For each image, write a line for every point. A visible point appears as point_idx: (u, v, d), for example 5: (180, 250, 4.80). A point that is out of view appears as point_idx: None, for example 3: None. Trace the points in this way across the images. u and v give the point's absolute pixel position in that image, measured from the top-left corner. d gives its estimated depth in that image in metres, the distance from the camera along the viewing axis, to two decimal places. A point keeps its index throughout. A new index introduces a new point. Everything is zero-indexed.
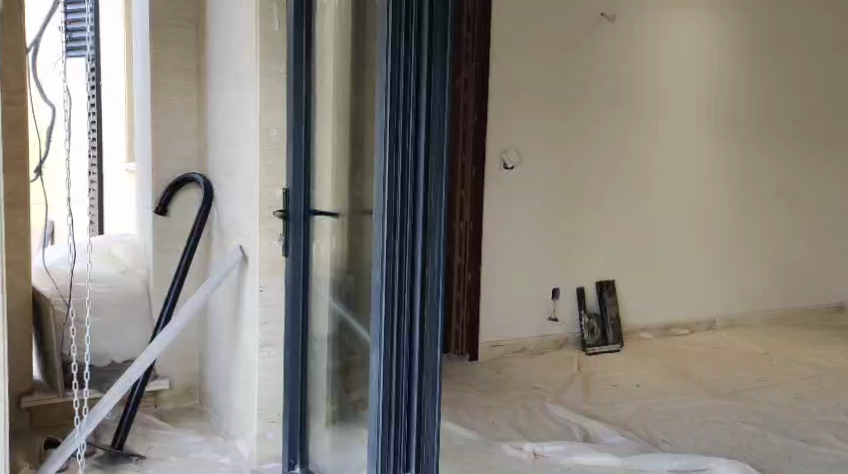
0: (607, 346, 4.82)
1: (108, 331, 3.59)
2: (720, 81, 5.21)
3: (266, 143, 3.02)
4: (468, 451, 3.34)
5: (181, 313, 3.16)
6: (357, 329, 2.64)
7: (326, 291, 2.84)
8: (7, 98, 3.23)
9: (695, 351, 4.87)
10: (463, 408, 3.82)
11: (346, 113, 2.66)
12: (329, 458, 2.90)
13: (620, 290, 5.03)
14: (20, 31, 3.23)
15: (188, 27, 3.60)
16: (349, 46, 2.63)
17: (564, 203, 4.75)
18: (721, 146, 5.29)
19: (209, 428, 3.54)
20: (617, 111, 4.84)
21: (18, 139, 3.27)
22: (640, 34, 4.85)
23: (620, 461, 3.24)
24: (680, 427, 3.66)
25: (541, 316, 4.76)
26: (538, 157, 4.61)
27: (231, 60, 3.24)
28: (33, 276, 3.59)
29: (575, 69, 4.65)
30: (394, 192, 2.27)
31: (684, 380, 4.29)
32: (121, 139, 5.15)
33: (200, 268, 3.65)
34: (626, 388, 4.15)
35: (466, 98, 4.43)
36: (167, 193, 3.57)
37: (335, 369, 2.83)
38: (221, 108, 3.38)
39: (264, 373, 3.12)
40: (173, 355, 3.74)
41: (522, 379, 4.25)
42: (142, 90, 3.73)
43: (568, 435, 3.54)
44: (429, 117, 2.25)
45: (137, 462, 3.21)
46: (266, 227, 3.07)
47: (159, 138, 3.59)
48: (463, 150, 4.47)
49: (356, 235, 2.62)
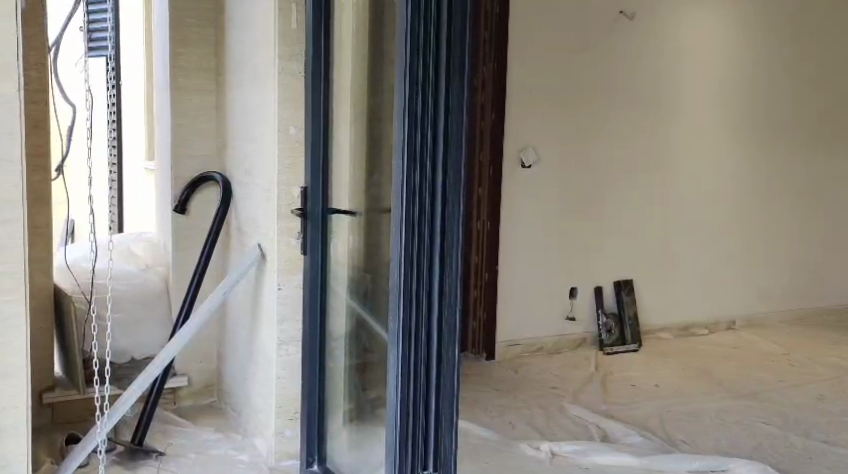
0: (625, 346, 4.80)
1: (129, 328, 3.62)
2: (739, 80, 5.18)
3: (285, 141, 3.03)
4: (486, 450, 3.34)
5: (199, 311, 3.17)
6: (375, 329, 2.64)
7: (343, 290, 2.85)
8: (29, 98, 3.26)
9: (714, 351, 4.85)
10: (481, 407, 3.81)
11: (362, 113, 2.67)
12: (345, 457, 2.91)
13: (639, 290, 5.02)
14: (41, 31, 3.26)
15: (208, 26, 3.62)
16: (367, 45, 2.64)
17: (583, 202, 4.74)
18: (740, 145, 5.26)
19: (228, 425, 3.56)
20: (636, 110, 4.83)
21: (39, 139, 3.30)
22: (659, 31, 4.83)
23: (638, 461, 3.23)
24: (701, 427, 3.64)
25: (559, 315, 4.76)
26: (556, 156, 4.60)
27: (250, 60, 3.25)
28: (55, 274, 3.62)
29: (594, 67, 4.64)
30: (412, 192, 2.27)
31: (704, 380, 4.28)
32: (141, 139, 5.19)
33: (218, 266, 3.67)
34: (645, 388, 4.14)
35: (483, 97, 4.41)
36: (186, 192, 3.58)
37: (352, 367, 2.83)
38: (240, 107, 3.40)
39: (282, 371, 3.14)
40: (191, 352, 3.75)
41: (540, 378, 4.24)
42: (163, 89, 3.75)
43: (587, 435, 3.53)
44: (448, 116, 2.25)
45: (157, 458, 3.23)
46: (285, 225, 3.08)
47: (179, 137, 3.61)
48: (481, 149, 4.46)
49: (374, 233, 2.63)
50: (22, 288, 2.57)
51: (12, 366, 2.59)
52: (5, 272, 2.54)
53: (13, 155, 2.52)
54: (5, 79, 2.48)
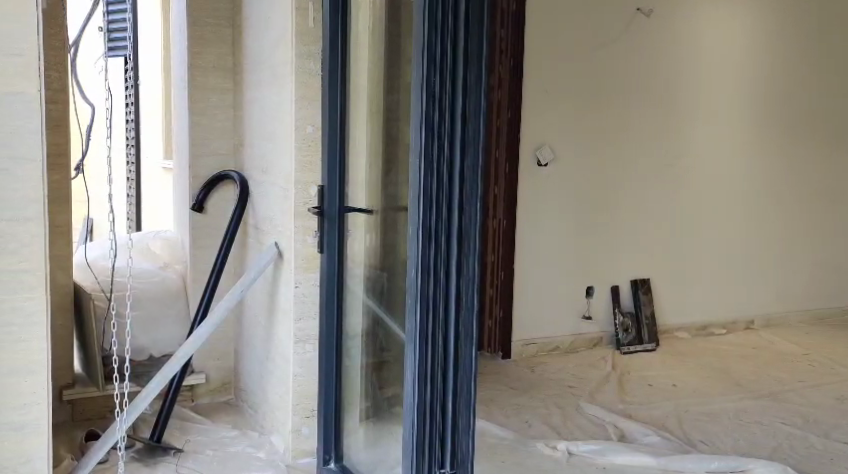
0: (642, 346, 4.78)
1: (148, 325, 3.65)
2: (757, 78, 5.15)
3: (302, 140, 3.04)
4: (502, 450, 3.33)
5: (217, 308, 3.19)
6: (392, 328, 2.64)
7: (360, 288, 2.85)
8: (50, 98, 3.28)
9: (731, 350, 4.83)
10: (497, 406, 3.81)
11: (379, 112, 2.67)
12: (362, 456, 2.91)
13: (656, 289, 5.00)
14: (62, 30, 3.29)
15: (225, 25, 3.63)
16: (383, 44, 2.64)
17: (600, 201, 4.73)
18: (758, 143, 5.23)
19: (245, 422, 3.58)
20: (653, 108, 4.81)
21: (59, 138, 3.32)
22: (676, 29, 4.81)
23: (656, 461, 3.22)
24: (719, 427, 3.63)
25: (575, 315, 4.75)
26: (573, 154, 4.60)
27: (267, 60, 3.27)
28: (75, 271, 3.64)
29: (611, 65, 4.63)
30: (430, 191, 2.27)
31: (721, 380, 4.26)
32: (158, 138, 5.21)
33: (236, 264, 3.68)
34: (662, 387, 4.13)
35: (499, 95, 4.41)
36: (203, 191, 3.60)
37: (369, 365, 2.83)
38: (257, 106, 3.41)
39: (299, 369, 3.15)
40: (209, 350, 3.78)
41: (556, 377, 4.23)
42: (181, 88, 3.76)
43: (604, 434, 3.52)
44: (465, 114, 2.25)
45: (175, 455, 3.25)
46: (303, 223, 3.10)
47: (197, 136, 3.63)
48: (497, 145, 4.44)
49: (390, 231, 2.64)
50: (44, 286, 2.60)
51: (35, 363, 2.61)
52: (27, 270, 2.57)
53: (35, 154, 2.54)
54: (26, 78, 2.51)
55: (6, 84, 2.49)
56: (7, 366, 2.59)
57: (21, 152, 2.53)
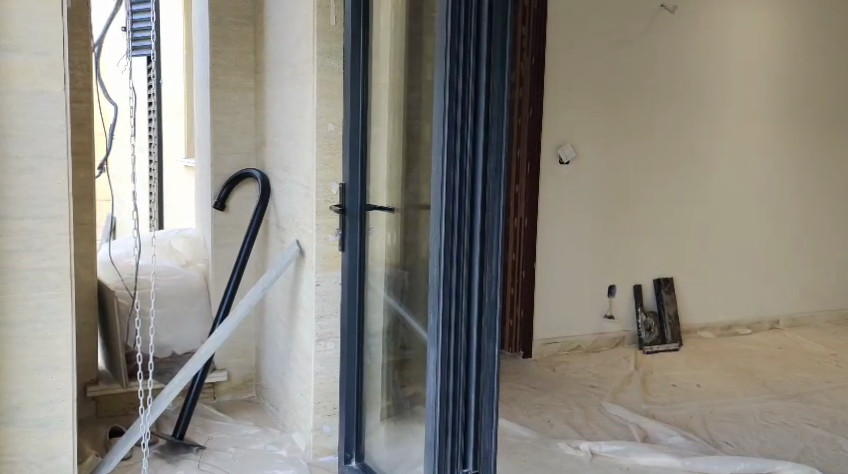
0: (665, 346, 4.75)
1: (171, 324, 3.67)
2: (781, 76, 5.09)
3: (323, 138, 3.04)
4: (525, 449, 3.32)
5: (239, 305, 3.20)
6: (414, 327, 2.63)
7: (381, 287, 2.85)
8: (75, 97, 3.31)
9: (756, 350, 4.79)
10: (519, 405, 3.80)
11: (401, 109, 2.66)
12: (384, 455, 2.91)
13: (679, 288, 4.97)
14: (86, 30, 3.31)
15: (247, 24, 3.65)
16: (404, 42, 2.63)
17: (623, 200, 4.70)
18: (783, 142, 5.18)
19: (267, 420, 3.58)
20: (677, 106, 4.78)
21: (83, 136, 3.34)
22: (700, 26, 4.77)
23: (680, 462, 3.20)
24: (744, 428, 3.60)
25: (597, 314, 4.72)
26: (596, 153, 4.57)
27: (289, 58, 3.27)
28: (99, 268, 3.67)
29: (634, 62, 4.60)
30: (453, 189, 2.26)
31: (746, 381, 4.23)
32: (180, 136, 5.25)
33: (257, 263, 3.69)
34: (686, 387, 4.10)
35: (521, 92, 4.38)
36: (226, 189, 3.61)
37: (390, 363, 2.83)
38: (278, 104, 3.42)
39: (320, 367, 3.16)
40: (230, 348, 3.79)
41: (578, 377, 4.21)
42: (202, 86, 3.78)
43: (627, 434, 3.50)
44: (488, 113, 2.24)
45: (197, 452, 3.26)
46: (325, 222, 3.10)
47: (219, 134, 3.64)
48: (519, 145, 4.43)
49: (412, 229, 2.63)
50: (70, 284, 2.62)
51: (60, 360, 2.63)
52: (52, 267, 2.59)
53: (61, 153, 2.56)
54: (53, 78, 2.52)
55: (33, 83, 2.51)
56: (33, 363, 2.61)
57: (47, 151, 2.54)
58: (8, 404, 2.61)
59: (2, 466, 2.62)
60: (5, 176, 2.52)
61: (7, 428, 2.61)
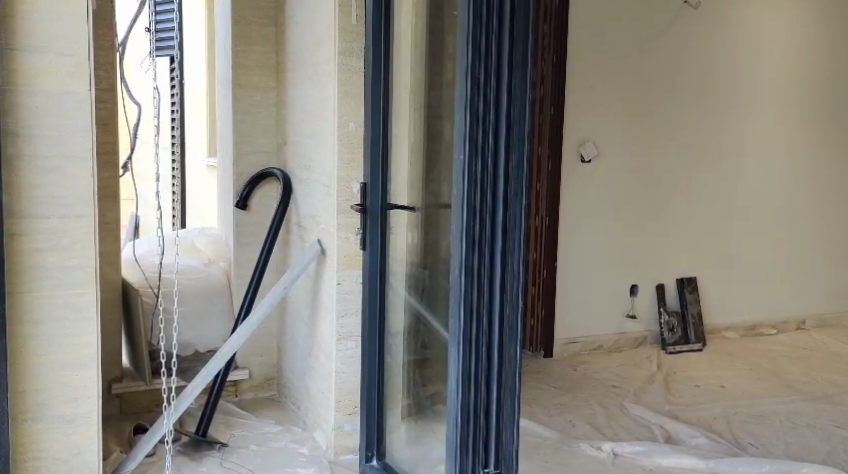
0: (689, 345, 4.72)
1: (194, 322, 3.68)
2: (806, 74, 5.04)
3: (345, 136, 3.04)
4: (548, 450, 3.31)
5: (261, 304, 3.22)
6: (435, 327, 2.63)
7: (402, 287, 2.85)
8: (100, 97, 3.34)
9: (780, 351, 4.74)
10: (540, 405, 3.79)
11: (422, 109, 2.65)
12: (405, 454, 2.90)
13: (702, 288, 4.93)
14: (111, 31, 3.34)
15: (268, 24, 3.66)
16: (426, 41, 2.63)
17: (646, 199, 4.68)
18: (807, 140, 5.13)
19: (288, 418, 3.59)
20: (700, 104, 4.74)
21: (108, 137, 3.36)
22: (724, 22, 4.73)
23: (704, 463, 3.18)
24: (769, 430, 3.57)
25: (619, 313, 4.70)
26: (618, 151, 4.55)
27: (310, 57, 3.27)
28: (123, 267, 3.70)
29: (657, 61, 4.57)
30: (474, 187, 2.26)
31: (771, 381, 4.19)
32: (201, 135, 5.28)
33: (279, 261, 3.70)
34: (709, 388, 4.07)
35: (541, 91, 4.34)
36: (247, 188, 3.62)
37: (412, 362, 2.82)
38: (300, 104, 3.42)
39: (341, 366, 3.17)
40: (252, 346, 3.80)
41: (599, 377, 4.20)
42: (224, 85, 3.79)
43: (650, 435, 3.48)
44: (509, 112, 2.23)
45: (219, 449, 3.28)
46: (346, 220, 3.10)
47: (241, 133, 3.66)
48: (540, 143, 4.40)
49: (432, 229, 2.63)
50: (95, 282, 2.64)
51: (86, 357, 2.66)
52: (78, 266, 2.61)
53: (86, 152, 2.58)
54: (78, 78, 2.55)
55: (59, 84, 2.53)
56: (58, 361, 2.63)
57: (71, 150, 2.56)
58: (34, 401, 2.63)
59: (29, 462, 2.65)
60: (32, 175, 2.54)
61: (35, 425, 2.64)
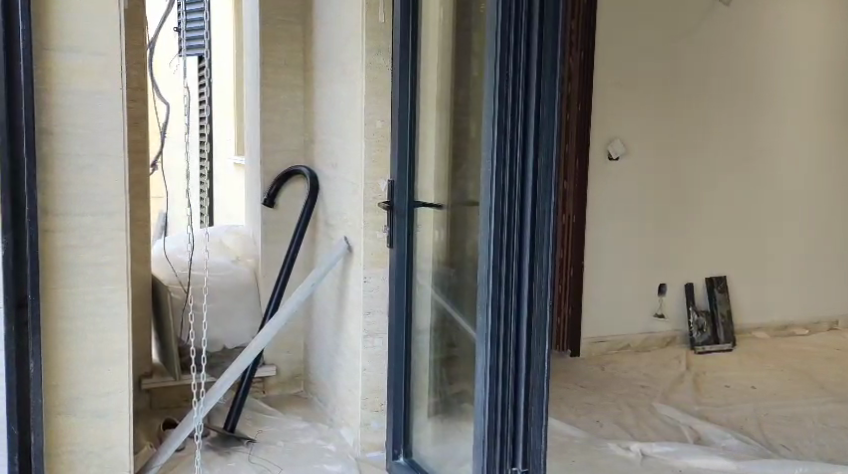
0: (718, 345, 4.68)
1: (222, 318, 3.71)
2: (837, 71, 4.98)
3: (372, 135, 3.04)
4: (576, 450, 3.30)
5: (289, 301, 3.23)
6: (462, 325, 2.62)
7: (429, 284, 2.85)
8: (130, 96, 3.36)
9: (813, 352, 4.69)
10: (568, 405, 3.77)
11: (448, 108, 2.65)
12: (432, 452, 2.90)
13: (732, 288, 4.89)
14: (141, 30, 3.36)
15: (294, 23, 3.67)
16: (453, 39, 2.62)
17: (674, 198, 4.64)
18: (839, 139, 5.07)
19: (316, 415, 3.61)
20: (731, 102, 4.69)
21: (138, 136, 3.39)
22: (756, 18, 4.68)
23: (735, 465, 3.15)
24: (802, 431, 3.52)
25: (647, 313, 4.67)
26: (647, 149, 4.51)
27: (337, 55, 3.28)
28: (154, 264, 3.75)
29: (687, 59, 4.53)
30: (503, 181, 2.24)
31: (803, 382, 4.14)
32: (229, 133, 5.31)
33: (307, 259, 3.70)
34: (740, 389, 4.03)
35: (570, 87, 4.29)
36: (275, 186, 3.64)
37: (439, 360, 2.81)
38: (328, 102, 3.43)
39: (368, 363, 3.17)
40: (279, 343, 3.82)
41: (628, 376, 4.17)
42: (252, 82, 3.81)
43: (679, 436, 3.45)
44: (539, 111, 2.21)
45: (247, 445, 3.30)
46: (373, 219, 3.11)
47: (269, 132, 3.67)
48: (568, 140, 4.33)
49: (459, 227, 2.62)
50: (126, 279, 2.66)
51: (116, 352, 2.68)
52: (110, 264, 2.63)
53: (118, 150, 2.60)
54: (110, 78, 2.57)
55: (92, 84, 2.56)
56: (90, 355, 2.66)
57: (103, 149, 2.59)
58: (67, 395, 2.66)
59: (63, 456, 2.68)
60: (64, 172, 2.56)
61: (67, 419, 2.67)
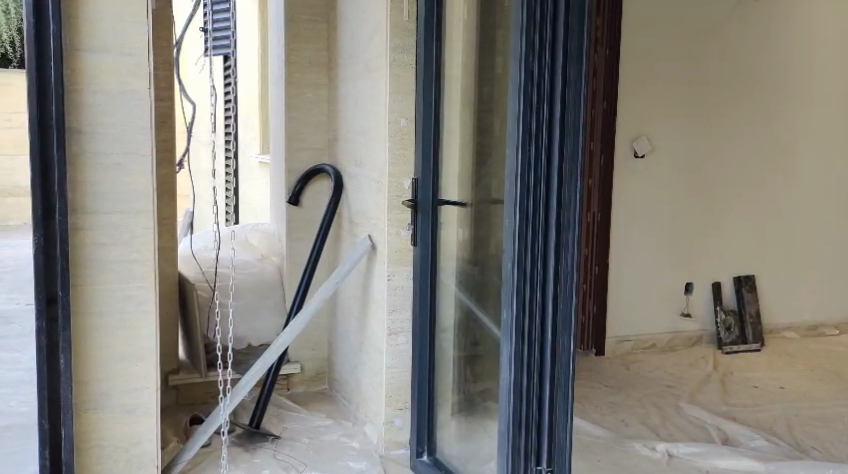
0: (746, 345, 4.63)
1: (249, 316, 3.72)
2: None
3: (397, 133, 3.04)
4: (603, 450, 3.28)
5: (314, 298, 3.22)
6: (486, 324, 2.61)
7: (453, 282, 2.84)
8: (158, 95, 3.39)
9: (842, 352, 4.63)
10: (592, 404, 3.75)
11: (471, 105, 2.64)
12: (455, 450, 2.89)
13: (760, 287, 4.83)
14: (168, 29, 3.39)
15: (318, 21, 3.68)
16: (477, 37, 2.61)
17: (701, 197, 4.60)
18: None
19: (340, 412, 3.61)
20: (757, 99, 4.64)
21: (165, 134, 3.42)
22: (784, 14, 4.63)
23: (763, 466, 3.11)
24: (833, 433, 3.48)
25: (673, 312, 4.63)
26: (673, 147, 4.48)
27: (361, 53, 3.29)
28: (181, 262, 3.78)
29: (713, 55, 4.49)
30: (528, 176, 2.23)
31: (832, 383, 4.09)
32: (253, 131, 5.34)
33: (330, 257, 3.72)
34: (768, 389, 3.99)
35: (595, 84, 4.27)
36: (299, 185, 3.65)
37: (463, 357, 2.80)
38: (351, 100, 3.43)
39: (392, 360, 3.16)
40: (304, 341, 3.83)
41: (652, 376, 4.14)
42: (277, 79, 3.82)
43: (706, 436, 3.42)
44: (564, 108, 2.19)
45: (273, 441, 3.32)
46: (398, 218, 3.11)
47: (294, 130, 3.68)
48: (592, 138, 4.31)
49: (484, 225, 2.61)
50: (153, 276, 2.68)
51: (143, 349, 2.70)
52: (138, 261, 2.66)
53: (145, 149, 2.62)
54: (138, 78, 2.59)
55: (118, 83, 2.57)
56: (117, 352, 2.68)
57: (131, 146, 2.60)
58: (96, 390, 2.68)
59: (92, 451, 2.70)
60: (92, 171, 2.58)
61: (95, 414, 2.69)
